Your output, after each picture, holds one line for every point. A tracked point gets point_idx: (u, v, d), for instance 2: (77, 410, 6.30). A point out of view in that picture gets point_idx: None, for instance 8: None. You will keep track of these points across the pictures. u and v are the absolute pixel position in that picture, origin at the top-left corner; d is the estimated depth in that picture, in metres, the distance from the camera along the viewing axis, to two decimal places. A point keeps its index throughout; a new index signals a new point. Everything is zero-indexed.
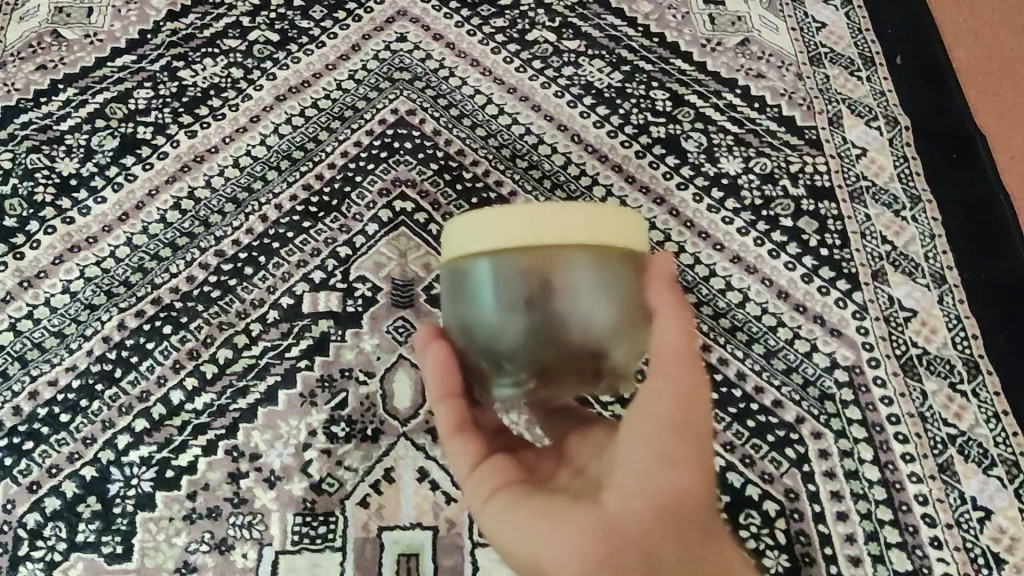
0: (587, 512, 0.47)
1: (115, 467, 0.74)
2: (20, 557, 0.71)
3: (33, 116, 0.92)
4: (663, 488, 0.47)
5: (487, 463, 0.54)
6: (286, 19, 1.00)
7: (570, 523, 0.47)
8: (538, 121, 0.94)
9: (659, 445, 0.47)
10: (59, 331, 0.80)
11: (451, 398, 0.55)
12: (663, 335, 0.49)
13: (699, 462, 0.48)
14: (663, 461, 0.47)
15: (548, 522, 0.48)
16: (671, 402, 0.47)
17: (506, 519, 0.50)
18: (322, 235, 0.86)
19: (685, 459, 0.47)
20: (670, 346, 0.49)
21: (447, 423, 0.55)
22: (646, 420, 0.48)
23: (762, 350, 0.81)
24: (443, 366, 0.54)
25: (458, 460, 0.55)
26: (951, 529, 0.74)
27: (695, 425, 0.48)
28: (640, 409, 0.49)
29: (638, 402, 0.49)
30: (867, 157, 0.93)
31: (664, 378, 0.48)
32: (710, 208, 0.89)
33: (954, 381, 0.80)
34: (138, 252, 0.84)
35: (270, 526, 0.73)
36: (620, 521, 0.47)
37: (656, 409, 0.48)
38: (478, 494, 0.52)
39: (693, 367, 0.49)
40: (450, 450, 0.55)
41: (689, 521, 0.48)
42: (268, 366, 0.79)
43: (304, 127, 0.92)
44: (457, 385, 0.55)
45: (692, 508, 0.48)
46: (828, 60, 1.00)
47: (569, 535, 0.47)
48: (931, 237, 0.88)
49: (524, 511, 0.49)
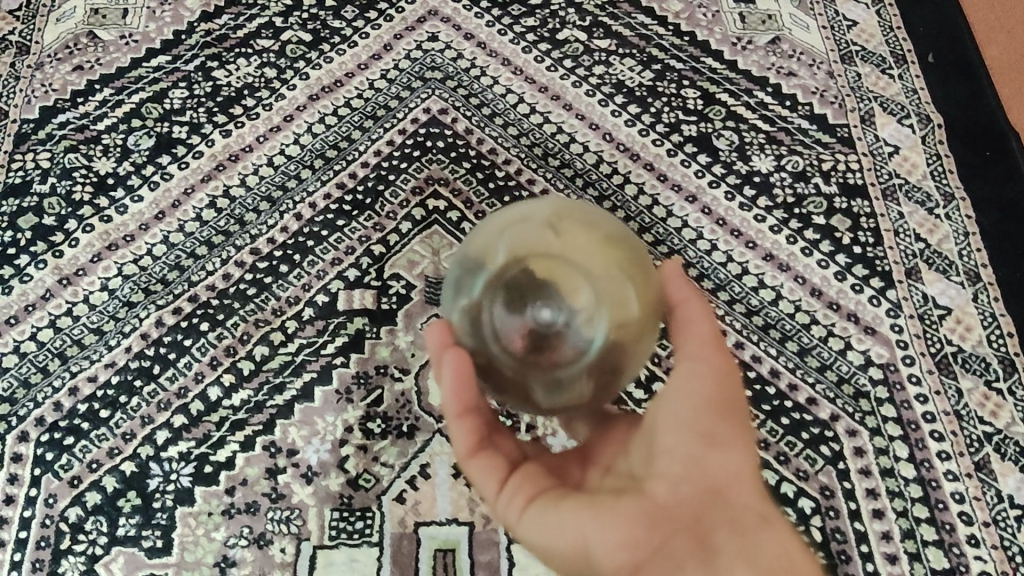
0: (633, 499, 0.48)
1: (154, 462, 0.75)
2: (62, 550, 0.72)
3: (71, 116, 0.93)
4: (706, 464, 0.48)
5: (516, 474, 0.53)
6: (318, 20, 1.01)
7: (619, 510, 0.48)
8: (570, 120, 0.94)
9: (698, 424, 0.49)
10: (98, 328, 0.81)
11: (469, 415, 0.54)
12: (692, 323, 0.52)
13: (739, 441, 0.49)
14: (703, 439, 0.49)
15: (592, 511, 0.49)
16: (706, 384, 0.50)
17: (550, 516, 0.50)
18: (357, 233, 0.86)
19: (725, 437, 0.49)
20: (700, 332, 0.52)
21: (467, 441, 0.54)
22: (681, 405, 0.50)
23: (796, 347, 0.81)
24: (460, 380, 0.52)
25: (486, 478, 0.54)
26: (988, 527, 0.74)
27: (731, 405, 0.50)
28: (675, 396, 0.50)
29: (668, 391, 0.51)
30: (900, 155, 0.93)
31: (700, 361, 0.51)
32: (742, 206, 0.89)
33: (990, 380, 0.80)
34: (175, 250, 0.85)
35: (308, 522, 0.73)
36: (669, 502, 0.48)
37: (692, 393, 0.50)
38: (515, 502, 0.52)
39: (724, 352, 0.52)
40: (474, 469, 0.54)
41: (738, 496, 0.48)
42: (304, 363, 0.80)
43: (338, 126, 0.93)
44: (472, 399, 0.53)
45: (740, 484, 0.48)
46: (860, 58, 1.00)
47: (618, 521, 0.48)
48: (965, 234, 0.88)
49: (567, 506, 0.50)
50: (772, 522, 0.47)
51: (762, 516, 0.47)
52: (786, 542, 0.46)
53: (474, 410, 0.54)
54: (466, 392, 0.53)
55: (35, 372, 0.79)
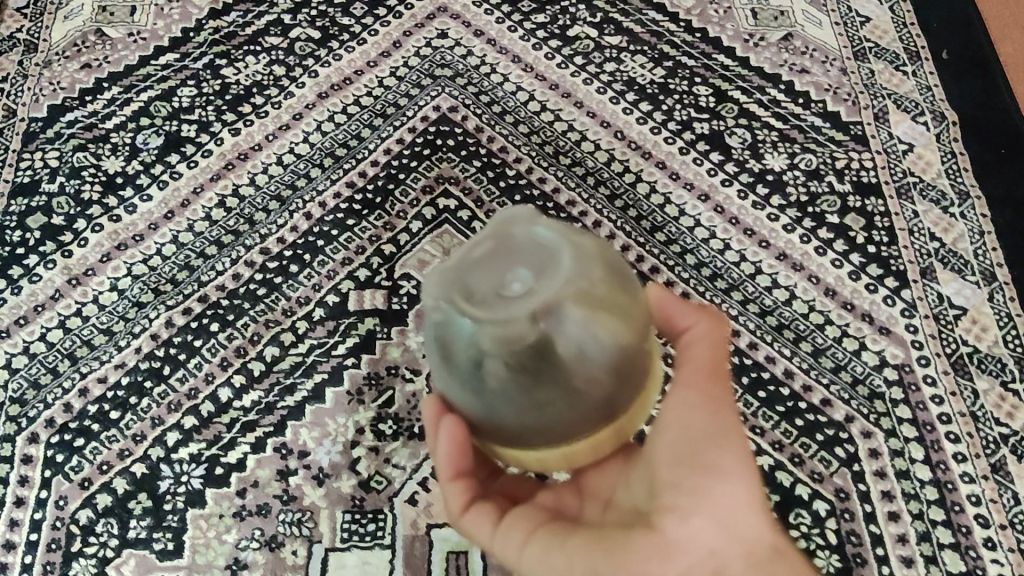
0: (643, 535, 0.48)
1: (165, 463, 0.75)
2: (73, 553, 0.72)
3: (80, 115, 0.93)
4: (714, 497, 0.47)
5: (511, 514, 0.54)
6: (327, 17, 1.00)
7: (629, 549, 0.47)
8: (581, 118, 0.93)
9: (700, 457, 0.48)
10: (107, 328, 0.80)
11: (462, 476, 0.54)
12: (693, 352, 0.51)
13: (744, 468, 0.48)
14: (704, 470, 0.48)
15: (600, 548, 0.48)
16: (703, 411, 0.49)
17: (555, 552, 0.50)
18: (367, 233, 0.86)
19: (726, 465, 0.48)
20: (699, 358, 0.50)
21: (459, 499, 0.55)
22: (680, 436, 0.49)
23: (810, 348, 0.80)
24: (455, 449, 0.52)
25: (482, 523, 0.54)
26: (1005, 530, 0.73)
27: (731, 430, 0.49)
28: (673, 425, 0.49)
29: (665, 420, 0.50)
30: (914, 153, 0.92)
31: (693, 390, 0.50)
32: (756, 205, 0.88)
33: (1007, 381, 0.79)
34: (184, 250, 0.84)
35: (320, 524, 0.73)
36: (682, 538, 0.47)
37: (688, 422, 0.49)
38: (513, 539, 0.52)
39: (720, 377, 0.50)
40: (469, 523, 0.55)
41: (750, 527, 0.48)
42: (315, 364, 0.79)
43: (347, 124, 0.92)
44: (465, 465, 0.53)
45: (749, 514, 0.48)
46: (874, 54, 1.00)
47: (629, 557, 0.47)
48: (981, 233, 0.87)
49: (571, 543, 0.49)
50: (783, 556, 0.48)
51: (771, 546, 0.49)
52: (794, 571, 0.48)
53: (467, 474, 0.54)
54: (457, 461, 0.53)
55: (45, 372, 0.78)
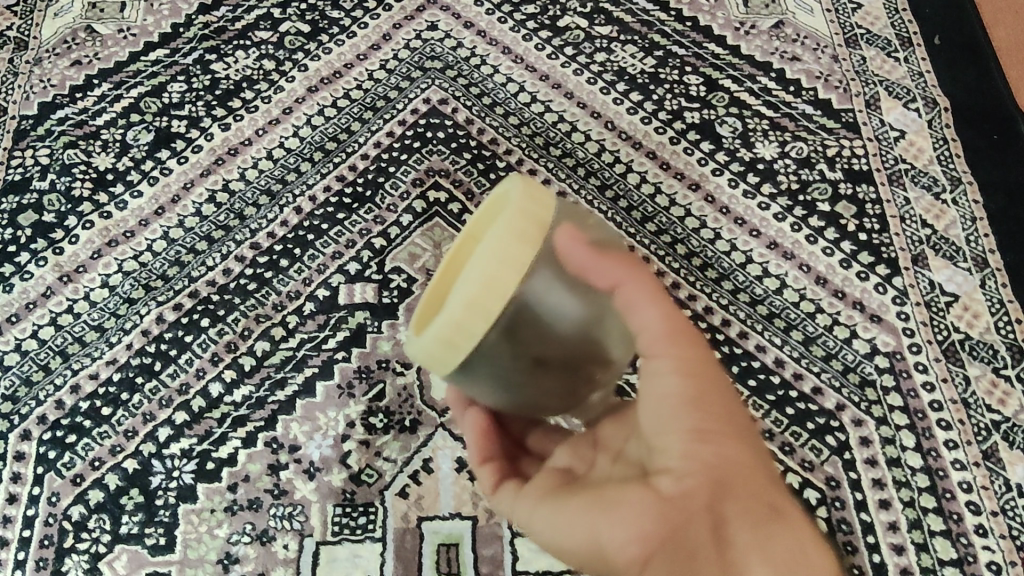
0: (640, 493, 0.46)
1: (156, 459, 0.75)
2: (65, 549, 0.72)
3: (70, 112, 0.93)
4: (706, 459, 0.46)
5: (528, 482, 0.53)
6: (316, 11, 1.00)
7: (623, 508, 0.46)
8: (572, 109, 0.93)
9: (683, 424, 0.47)
10: (99, 324, 0.81)
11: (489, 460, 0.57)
12: (642, 321, 0.47)
13: (733, 433, 0.48)
14: (695, 438, 0.47)
15: (599, 510, 0.46)
16: (677, 377, 0.48)
17: (555, 516, 0.49)
18: (356, 226, 0.86)
19: (715, 430, 0.47)
20: (649, 320, 0.47)
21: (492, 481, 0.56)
22: (661, 406, 0.48)
23: (801, 337, 0.80)
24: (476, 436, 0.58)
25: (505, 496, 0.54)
26: (996, 517, 0.73)
27: (714, 396, 0.48)
28: (652, 395, 0.49)
29: (648, 392, 0.49)
30: (906, 139, 0.92)
31: (661, 359, 0.48)
32: (747, 194, 0.88)
33: (999, 367, 0.79)
34: (175, 245, 0.85)
35: (311, 517, 0.73)
36: (676, 497, 0.45)
37: (664, 391, 0.48)
38: (525, 504, 0.52)
39: (685, 339, 0.48)
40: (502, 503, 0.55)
41: (749, 488, 0.47)
42: (306, 358, 0.79)
43: (337, 118, 0.92)
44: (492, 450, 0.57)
45: (746, 479, 0.47)
46: (865, 41, 0.99)
47: (626, 517, 0.45)
48: (972, 219, 0.87)
49: (572, 508, 0.48)
50: (786, 519, 0.48)
51: (777, 512, 0.48)
52: (804, 540, 0.47)
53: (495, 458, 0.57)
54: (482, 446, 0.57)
55: (37, 369, 0.79)
